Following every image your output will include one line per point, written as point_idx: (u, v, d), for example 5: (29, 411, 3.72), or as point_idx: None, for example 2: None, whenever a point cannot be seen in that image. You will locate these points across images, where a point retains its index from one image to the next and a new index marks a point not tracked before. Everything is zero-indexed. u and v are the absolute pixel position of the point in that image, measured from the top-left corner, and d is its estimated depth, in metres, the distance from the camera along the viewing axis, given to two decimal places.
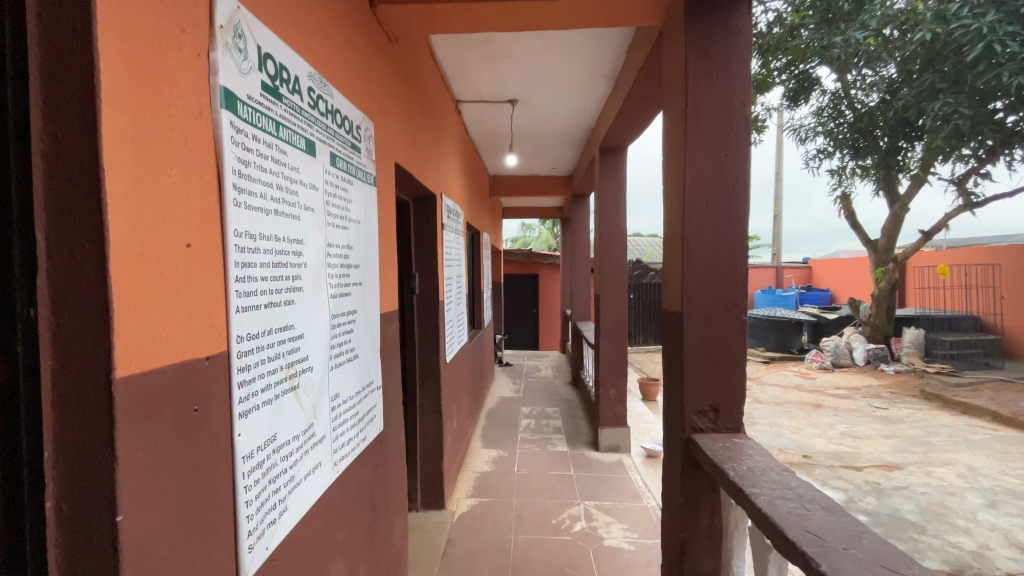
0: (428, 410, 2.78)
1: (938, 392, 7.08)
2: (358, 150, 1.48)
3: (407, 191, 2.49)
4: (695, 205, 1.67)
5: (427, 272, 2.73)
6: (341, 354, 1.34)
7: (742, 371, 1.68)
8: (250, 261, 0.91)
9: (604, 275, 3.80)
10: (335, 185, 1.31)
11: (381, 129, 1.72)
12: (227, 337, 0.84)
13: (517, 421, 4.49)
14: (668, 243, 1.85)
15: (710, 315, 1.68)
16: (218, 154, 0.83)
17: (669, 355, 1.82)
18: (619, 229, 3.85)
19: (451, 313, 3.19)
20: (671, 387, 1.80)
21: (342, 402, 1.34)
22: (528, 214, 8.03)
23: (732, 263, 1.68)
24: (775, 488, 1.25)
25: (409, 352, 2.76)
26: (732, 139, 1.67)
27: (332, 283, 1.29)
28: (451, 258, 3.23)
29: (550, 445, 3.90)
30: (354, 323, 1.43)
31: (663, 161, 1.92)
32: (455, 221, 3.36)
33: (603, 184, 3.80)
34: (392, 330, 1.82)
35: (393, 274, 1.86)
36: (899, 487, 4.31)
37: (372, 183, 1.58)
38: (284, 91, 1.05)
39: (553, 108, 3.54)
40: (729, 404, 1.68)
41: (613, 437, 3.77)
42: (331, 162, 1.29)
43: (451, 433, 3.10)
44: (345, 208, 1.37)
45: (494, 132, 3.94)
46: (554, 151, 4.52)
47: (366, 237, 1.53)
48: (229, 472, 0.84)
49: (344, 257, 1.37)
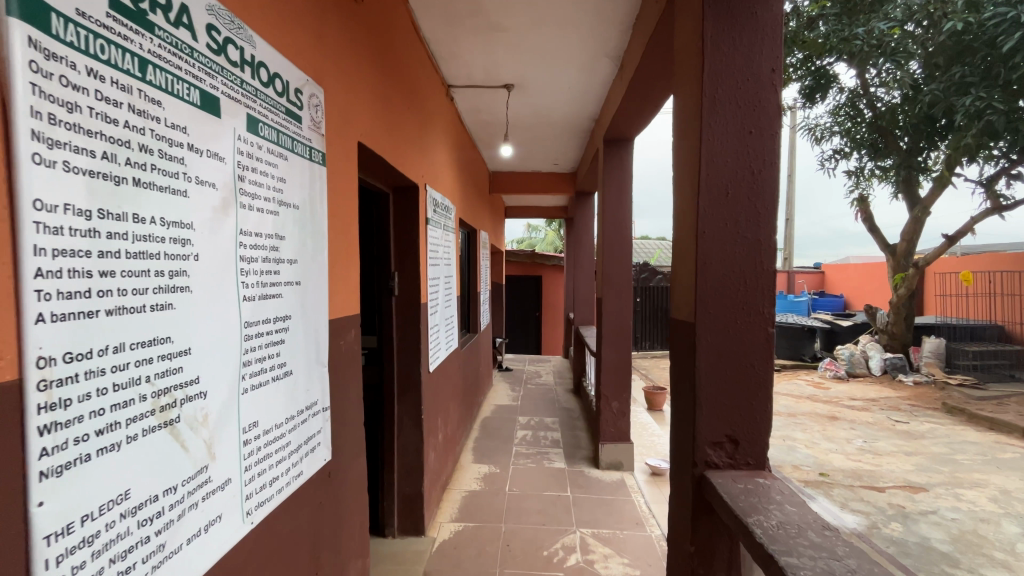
0: (406, 426, 2.48)
1: (962, 406, 6.69)
2: (295, 119, 1.20)
3: (384, 179, 2.22)
4: (713, 192, 1.37)
5: (408, 270, 2.44)
6: (261, 372, 1.06)
7: (766, 394, 1.38)
8: (80, 250, 0.64)
9: (607, 277, 3.49)
10: (255, 157, 1.04)
11: (337, 99, 1.45)
12: (22, 362, 0.57)
13: (512, 433, 4.20)
14: (679, 239, 1.56)
15: (729, 327, 1.39)
16: (5, 88, 0.56)
17: (678, 374, 1.52)
18: (624, 226, 3.53)
19: (439, 317, 2.91)
20: (680, 412, 1.51)
21: (264, 433, 1.06)
22: (531, 213, 7.73)
23: (758, 262, 1.38)
24: (816, 558, 0.96)
25: (386, 361, 2.48)
26: (759, 112, 1.37)
27: (250, 282, 1.02)
28: (439, 257, 2.94)
29: (547, 461, 3.60)
30: (287, 331, 1.16)
31: (673, 143, 1.63)
32: (445, 218, 3.08)
33: (608, 178, 3.49)
34: (351, 339, 1.54)
35: (353, 272, 1.58)
36: (927, 512, 3.97)
37: (318, 161, 1.31)
38: (159, 19, 0.78)
39: (553, 94, 3.25)
40: (750, 434, 1.38)
41: (615, 454, 3.47)
42: (248, 128, 1.01)
43: (435, 450, 2.81)
44: (272, 187, 1.10)
45: (490, 122, 3.67)
46: (555, 144, 4.24)
47: (309, 227, 1.26)
48: (20, 561, 0.57)
49: (270, 249, 1.09)
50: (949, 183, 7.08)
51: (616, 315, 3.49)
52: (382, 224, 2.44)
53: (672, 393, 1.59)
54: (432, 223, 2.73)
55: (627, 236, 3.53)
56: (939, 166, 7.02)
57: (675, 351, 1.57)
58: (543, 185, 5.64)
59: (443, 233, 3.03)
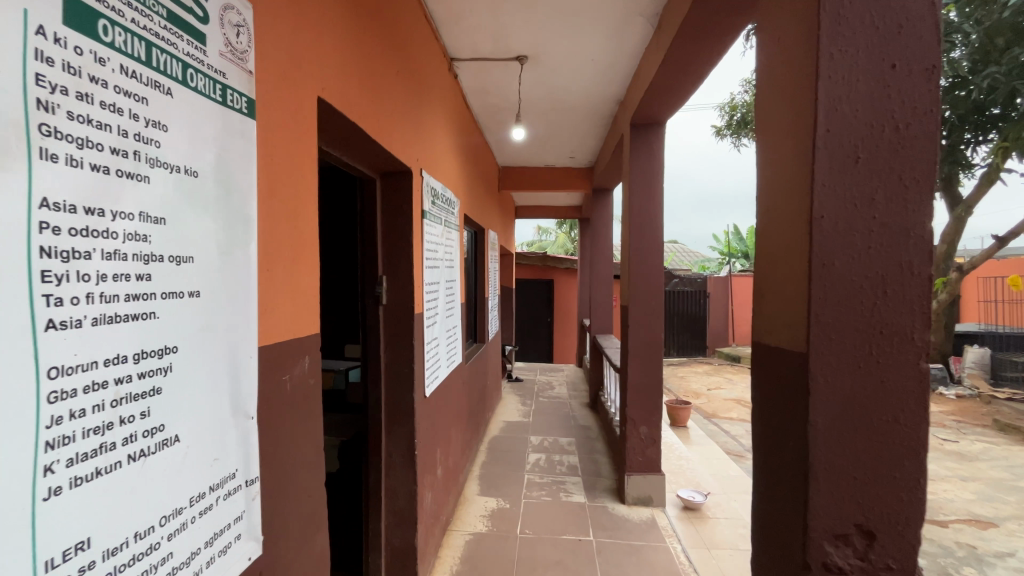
0: (396, 463, 2.03)
1: (1016, 424, 6.10)
2: (193, 37, 0.76)
3: (368, 159, 1.79)
4: (835, 156, 0.91)
5: (399, 273, 2.00)
6: (108, 447, 0.62)
7: (918, 463, 0.91)
8: None
9: (635, 281, 3.01)
10: (88, 74, 0.59)
11: (282, 27, 1.01)
12: None
13: (523, 456, 3.74)
14: (770, 230, 1.10)
15: (860, 360, 0.91)
16: None
17: (772, 423, 1.06)
18: (656, 222, 3.03)
19: (438, 329, 2.45)
20: (777, 482, 1.04)
21: (110, 553, 0.62)
22: (544, 213, 7.28)
23: (904, 264, 0.91)
24: None
25: (371, 383, 2.03)
26: (906, 36, 0.91)
27: (72, 297, 0.57)
28: (440, 258, 2.49)
29: (564, 493, 3.13)
30: (169, 372, 0.71)
31: (755, 96, 1.17)
32: (447, 213, 2.63)
33: (636, 168, 3.02)
34: (302, 370, 1.09)
35: (309, 277, 1.13)
36: (1004, 554, 3.42)
37: (240, 109, 0.87)
38: None
39: (574, 69, 2.80)
40: (892, 523, 0.91)
41: (644, 487, 2.99)
42: (69, 21, 0.57)
43: (433, 488, 2.36)
44: (134, 134, 0.66)
45: (500, 103, 3.23)
46: (573, 133, 3.81)
47: (219, 208, 0.82)
48: None
49: (131, 236, 0.65)
50: (997, 178, 6.56)
51: (645, 326, 3.00)
52: (370, 216, 2.00)
53: (759, 452, 1.12)
54: (430, 216, 2.28)
55: (659, 234, 3.03)
56: (987, 160, 6.49)
57: (765, 390, 1.10)
58: (557, 181, 5.19)
59: (444, 231, 2.59)
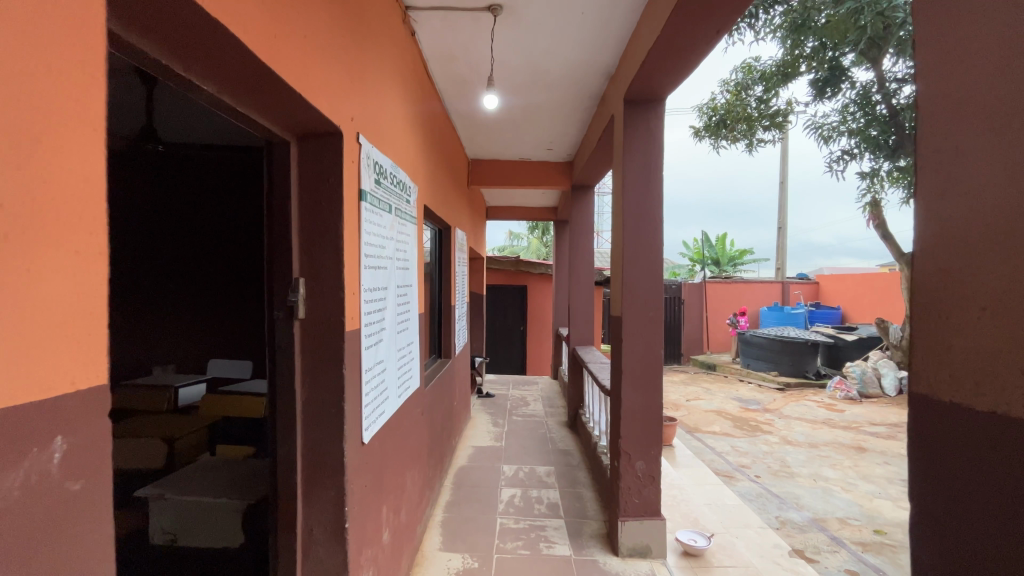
0: (318, 542, 1.44)
1: None
2: None
3: (265, 102, 1.23)
4: None
5: (323, 275, 1.43)
6: None
7: None
8: None
9: (630, 286, 2.51)
10: None
11: None
12: None
13: (496, 494, 3.18)
14: (961, 190, 0.68)
15: None
16: None
17: (936, 463, 0.72)
18: (655, 218, 2.52)
19: (386, 348, 1.87)
20: (941, 550, 0.71)
21: None
22: (517, 215, 6.79)
23: None
24: None
25: (281, 430, 1.43)
26: None
27: None
28: (390, 255, 1.92)
29: (544, 544, 2.58)
30: None
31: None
32: (400, 199, 2.06)
33: (630, 153, 2.52)
34: (21, 484, 0.50)
35: (53, 281, 0.55)
36: None
37: None
38: None
39: (559, 26, 2.30)
40: None
41: (641, 536, 2.48)
42: None
43: (376, 564, 1.76)
44: None
45: (467, 72, 2.72)
46: (553, 114, 3.33)
47: None
48: None
49: None
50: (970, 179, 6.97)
51: (642, 341, 2.50)
52: (282, 193, 1.42)
53: (909, 511, 0.78)
54: (374, 200, 1.71)
55: (660, 230, 2.52)
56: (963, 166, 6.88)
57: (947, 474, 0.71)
58: (533, 176, 4.70)
59: (396, 222, 2.01)
